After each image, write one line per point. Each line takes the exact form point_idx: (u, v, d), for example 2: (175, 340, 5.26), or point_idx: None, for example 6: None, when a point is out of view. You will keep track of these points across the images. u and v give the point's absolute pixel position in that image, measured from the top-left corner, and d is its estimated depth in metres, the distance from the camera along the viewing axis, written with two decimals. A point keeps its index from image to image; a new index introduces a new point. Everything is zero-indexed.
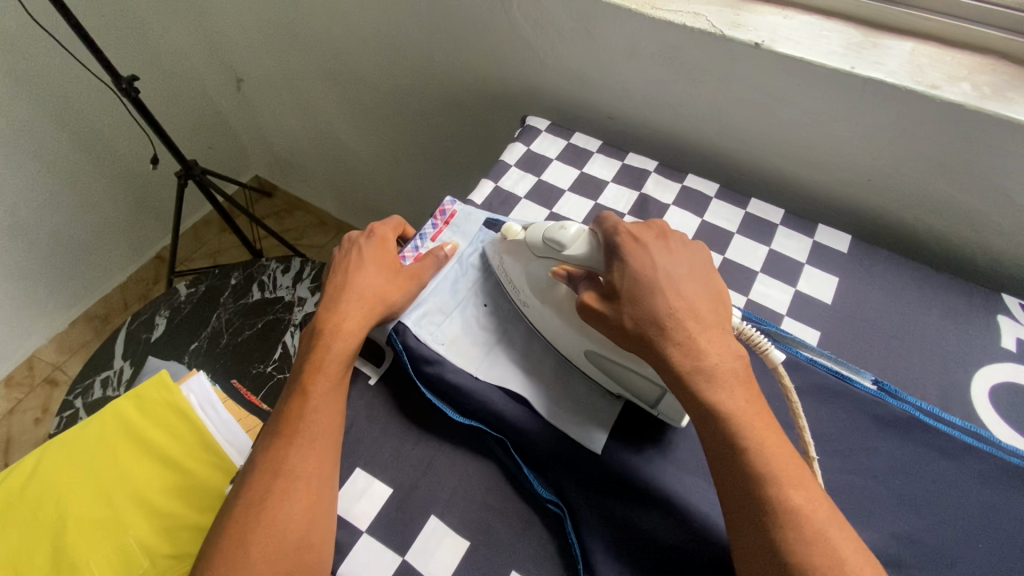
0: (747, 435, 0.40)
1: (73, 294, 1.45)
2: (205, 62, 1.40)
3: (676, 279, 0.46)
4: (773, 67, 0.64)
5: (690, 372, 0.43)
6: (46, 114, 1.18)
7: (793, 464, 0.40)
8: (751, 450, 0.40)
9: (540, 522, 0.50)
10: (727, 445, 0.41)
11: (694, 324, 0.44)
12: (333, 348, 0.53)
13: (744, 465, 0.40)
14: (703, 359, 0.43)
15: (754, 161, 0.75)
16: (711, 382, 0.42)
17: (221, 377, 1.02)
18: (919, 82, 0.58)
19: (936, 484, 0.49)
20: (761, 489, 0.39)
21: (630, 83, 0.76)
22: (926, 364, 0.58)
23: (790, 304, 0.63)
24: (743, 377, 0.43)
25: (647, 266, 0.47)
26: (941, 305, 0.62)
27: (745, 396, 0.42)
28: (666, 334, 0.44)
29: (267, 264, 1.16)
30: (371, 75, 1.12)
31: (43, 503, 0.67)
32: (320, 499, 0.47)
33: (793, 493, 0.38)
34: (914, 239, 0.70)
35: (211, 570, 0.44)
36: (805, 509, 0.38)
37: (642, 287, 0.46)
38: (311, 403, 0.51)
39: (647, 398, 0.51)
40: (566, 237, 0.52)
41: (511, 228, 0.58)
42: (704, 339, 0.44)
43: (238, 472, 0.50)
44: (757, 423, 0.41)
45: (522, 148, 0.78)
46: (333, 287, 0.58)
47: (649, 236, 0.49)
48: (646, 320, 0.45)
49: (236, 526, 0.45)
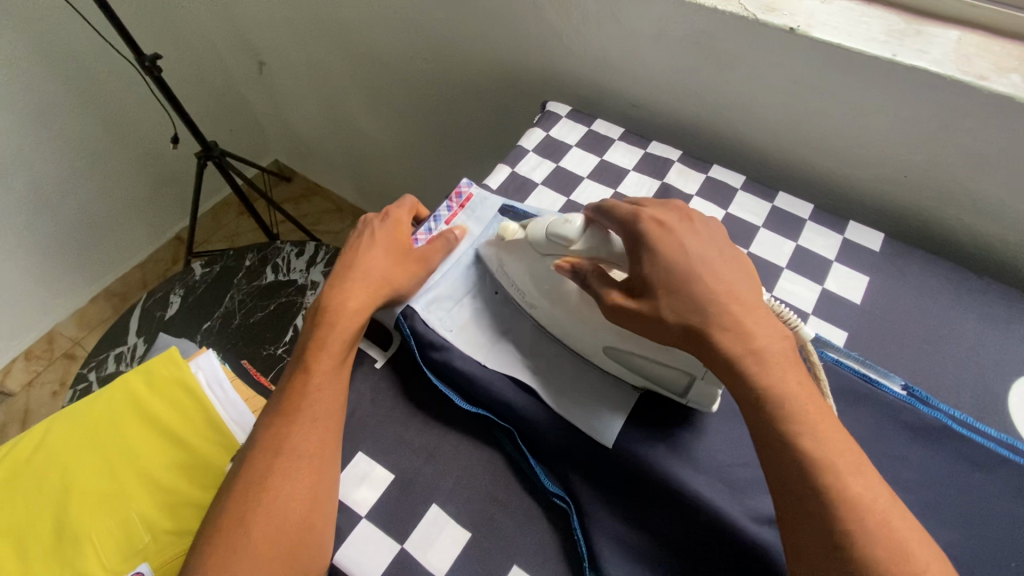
0: (803, 421, 0.38)
1: (93, 271, 1.47)
2: (227, 44, 1.41)
3: (710, 262, 0.44)
4: (807, 53, 0.61)
5: (744, 355, 0.40)
6: (70, 91, 1.19)
7: (850, 451, 0.38)
8: (808, 438, 0.38)
9: (545, 516, 0.48)
10: (781, 433, 0.38)
11: (738, 307, 0.42)
12: (337, 327, 0.52)
13: (803, 454, 0.37)
14: (753, 341, 0.41)
15: (783, 153, 0.72)
16: (763, 366, 0.40)
17: (231, 358, 1.02)
18: (965, 72, 0.55)
19: (967, 497, 0.46)
20: (822, 478, 0.36)
21: (655, 69, 0.73)
22: (961, 370, 0.55)
23: (816, 303, 0.60)
24: (792, 360, 0.41)
25: (680, 252, 0.44)
26: (979, 309, 0.58)
27: (796, 378, 0.40)
28: (711, 319, 0.42)
29: (282, 247, 1.15)
30: (392, 59, 1.10)
31: (47, 474, 0.68)
32: (322, 479, 0.46)
33: (854, 482, 0.36)
34: (951, 239, 0.66)
35: (211, 547, 0.43)
36: (866, 497, 0.36)
37: (679, 269, 0.43)
38: (313, 381, 0.50)
39: (676, 389, 0.49)
40: (572, 231, 0.50)
41: (507, 227, 0.56)
42: (751, 322, 0.42)
43: (241, 449, 0.49)
44: (812, 408, 0.39)
45: (541, 133, 0.76)
46: (341, 268, 0.57)
47: (675, 218, 0.47)
48: (691, 304, 0.42)
49: (237, 503, 0.45)
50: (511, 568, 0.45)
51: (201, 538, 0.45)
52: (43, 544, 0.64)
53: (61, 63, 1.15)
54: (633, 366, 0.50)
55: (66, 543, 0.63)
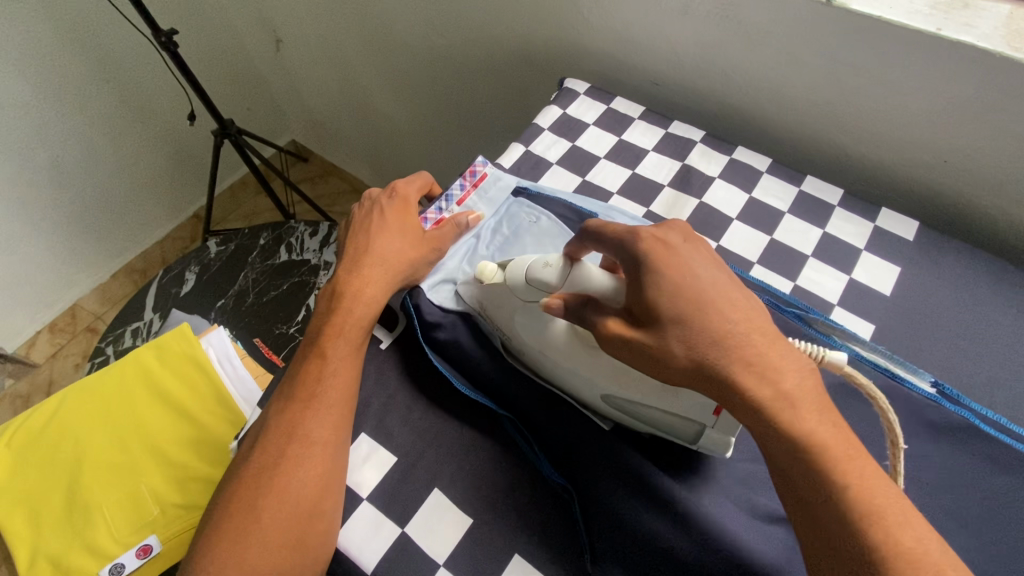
0: (843, 468, 0.34)
1: (115, 247, 1.48)
2: (244, 20, 1.39)
3: (716, 287, 0.39)
4: (843, 26, 0.57)
5: (773, 399, 0.36)
6: (89, 67, 1.19)
7: (893, 498, 0.34)
8: (852, 489, 0.33)
9: (546, 506, 0.46)
10: (819, 482, 0.34)
11: (761, 338, 0.38)
12: (354, 313, 0.51)
13: (844, 508, 0.33)
14: (781, 379, 0.36)
15: (812, 134, 0.68)
16: (796, 408, 0.35)
17: (243, 336, 1.02)
18: (1016, 48, 0.50)
19: (997, 502, 0.44)
20: (871, 534, 0.32)
21: (679, 44, 0.70)
22: (997, 368, 0.51)
23: (842, 293, 0.57)
24: (823, 399, 0.37)
25: (687, 275, 0.39)
26: (1018, 304, 0.55)
27: (828, 420, 0.36)
28: (732, 354, 0.37)
29: (296, 226, 1.14)
30: (408, 34, 1.08)
31: (61, 445, 0.69)
32: (335, 467, 0.45)
33: (901, 534, 0.32)
34: (991, 229, 0.62)
35: (221, 531, 0.43)
36: (921, 552, 0.32)
37: (689, 299, 0.38)
38: (329, 366, 0.49)
39: (685, 436, 0.46)
40: (551, 273, 0.47)
41: (483, 268, 0.51)
42: (773, 354, 0.37)
43: (251, 430, 0.49)
44: (851, 454, 0.35)
45: (557, 111, 0.73)
46: (355, 250, 0.56)
47: (678, 238, 0.42)
48: (701, 339, 0.37)
49: (248, 489, 0.44)
50: (512, 557, 0.44)
51: (210, 519, 0.45)
52: (55, 513, 0.65)
53: (80, 38, 1.15)
54: (635, 413, 0.47)
55: (77, 513, 0.64)
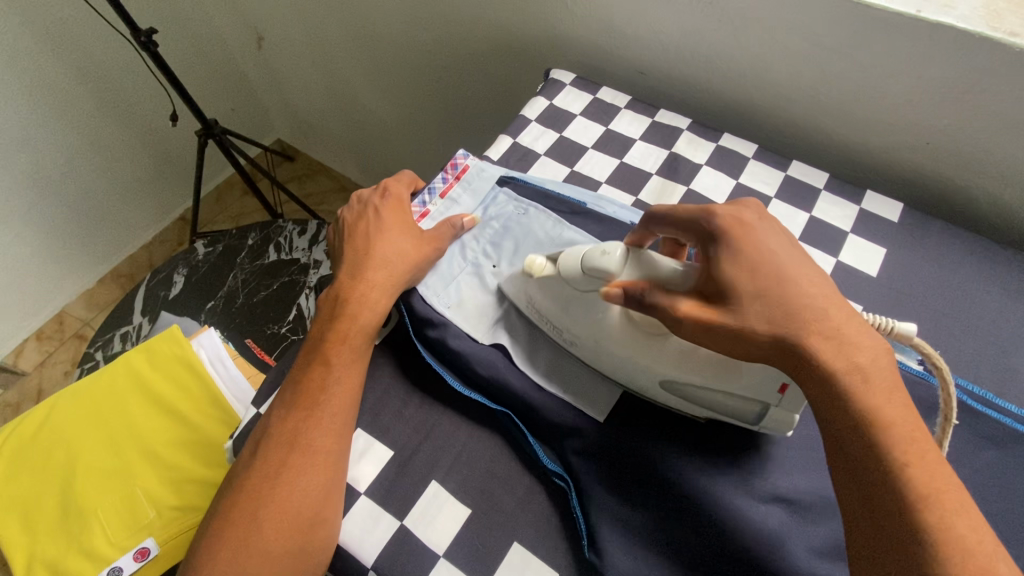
0: (908, 450, 0.34)
1: (100, 252, 1.46)
2: (226, 17, 1.37)
3: (798, 269, 0.40)
4: (826, 11, 0.57)
5: (846, 371, 0.37)
6: (68, 69, 1.17)
7: (956, 487, 0.33)
8: (912, 466, 0.33)
9: (545, 495, 0.47)
10: (879, 457, 0.34)
11: (835, 317, 0.38)
12: (358, 319, 0.51)
13: (902, 482, 0.33)
14: (848, 358, 0.37)
15: (797, 119, 0.68)
16: (867, 383, 0.36)
17: (235, 337, 1.01)
18: (995, 28, 0.51)
19: (983, 473, 0.45)
20: (929, 511, 0.32)
21: (664, 32, 0.70)
22: (982, 345, 0.52)
23: (830, 276, 0.58)
24: (892, 379, 0.37)
25: (769, 250, 0.40)
26: (1000, 281, 0.56)
27: (897, 404, 0.36)
28: (806, 326, 0.38)
29: (284, 226, 1.14)
30: (393, 30, 1.07)
31: (54, 452, 0.68)
32: (336, 474, 0.45)
33: (958, 520, 0.32)
34: (972, 209, 0.63)
35: (222, 540, 0.43)
36: (971, 538, 0.31)
37: (767, 274, 0.39)
38: (332, 374, 0.48)
39: (746, 417, 0.45)
40: (611, 260, 0.46)
41: (534, 261, 0.51)
42: (846, 338, 0.38)
43: (252, 436, 0.48)
44: (915, 435, 0.35)
45: (543, 103, 0.73)
46: (354, 252, 0.55)
47: (754, 216, 0.42)
48: (777, 312, 0.38)
49: (250, 497, 0.44)
50: (511, 545, 0.45)
51: (211, 527, 0.45)
52: (50, 520, 0.65)
53: (57, 38, 1.13)
54: (692, 398, 0.46)
55: (72, 520, 0.64)
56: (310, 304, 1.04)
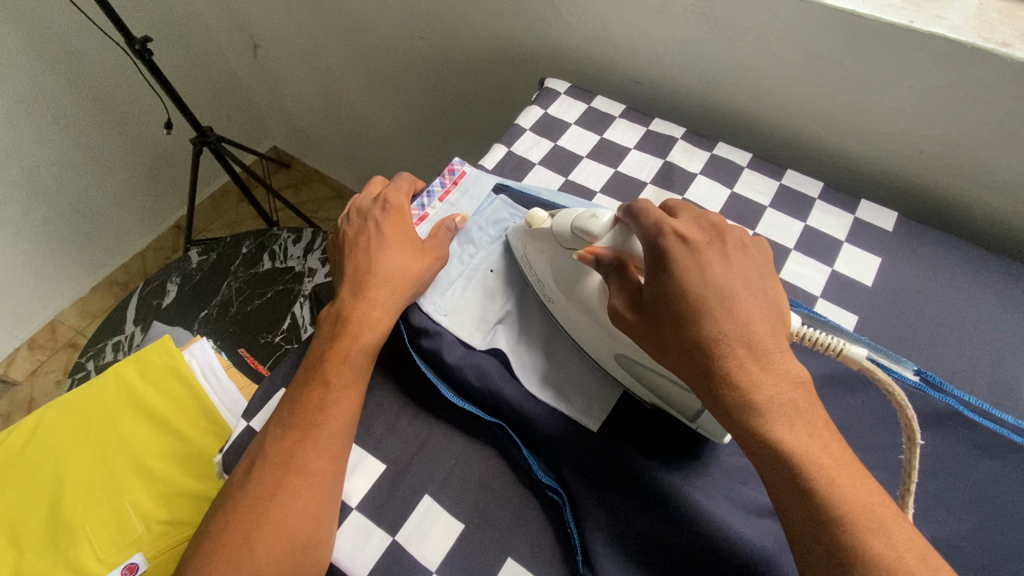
0: (816, 477, 0.34)
1: (93, 260, 1.45)
2: (221, 25, 1.37)
3: (725, 293, 0.40)
4: (820, 22, 0.57)
5: (744, 405, 0.37)
6: (62, 76, 1.17)
7: (877, 505, 0.34)
8: (819, 493, 0.34)
9: (539, 510, 0.46)
10: (789, 485, 0.35)
11: (748, 351, 0.38)
12: (360, 339, 0.49)
13: (815, 509, 0.34)
14: (757, 391, 0.37)
15: (791, 128, 0.68)
16: (765, 416, 0.36)
17: (228, 346, 1.01)
18: (987, 39, 0.51)
19: (980, 484, 0.44)
20: (838, 536, 0.33)
21: (658, 42, 0.70)
22: (978, 355, 0.52)
23: (825, 285, 0.58)
24: (806, 407, 0.37)
25: (692, 277, 0.40)
26: (996, 290, 0.56)
27: (806, 430, 0.36)
28: (714, 357, 0.38)
29: (279, 234, 1.13)
30: (389, 39, 1.07)
31: (42, 466, 0.67)
32: (331, 495, 0.44)
33: (872, 541, 0.32)
34: (967, 218, 0.63)
35: (210, 566, 0.41)
36: (887, 559, 0.32)
37: (682, 306, 0.40)
38: (331, 395, 0.46)
39: (685, 411, 0.46)
40: (598, 225, 0.48)
41: (535, 213, 0.53)
42: (757, 368, 0.37)
43: (244, 456, 0.46)
44: (824, 462, 0.35)
45: (538, 111, 0.73)
46: (355, 269, 0.52)
47: (699, 241, 0.42)
48: (690, 341, 0.39)
49: (241, 520, 0.42)
50: (505, 561, 0.44)
51: (198, 550, 0.42)
52: (37, 536, 0.63)
53: (51, 46, 1.13)
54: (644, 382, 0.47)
55: (59, 535, 0.63)
56: (304, 313, 1.03)
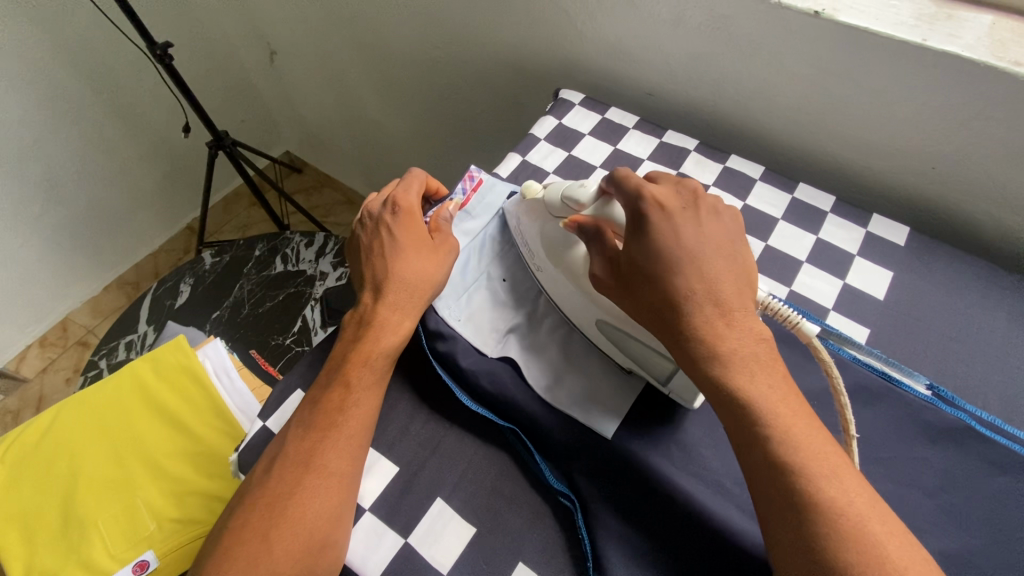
0: (773, 424, 0.37)
1: (107, 260, 1.47)
2: (238, 32, 1.39)
3: (701, 253, 0.42)
4: (833, 37, 0.58)
5: (708, 357, 0.40)
6: (83, 82, 1.19)
7: (830, 453, 0.36)
8: (777, 439, 0.37)
9: (550, 516, 0.46)
10: (750, 432, 0.38)
11: (715, 309, 0.41)
12: (380, 342, 0.49)
13: (772, 455, 0.36)
14: (720, 343, 0.40)
15: (804, 142, 0.69)
16: (727, 368, 0.39)
17: (240, 347, 1.02)
18: (1000, 58, 0.52)
19: (993, 500, 0.44)
20: (794, 480, 0.35)
21: (672, 55, 0.71)
22: (990, 371, 0.52)
23: (836, 298, 0.58)
24: (765, 361, 0.40)
25: (668, 240, 0.42)
26: (1009, 307, 0.56)
27: (767, 381, 0.39)
28: (687, 314, 0.41)
29: (292, 237, 1.14)
30: (405, 48, 1.08)
31: (57, 462, 0.68)
32: (349, 494, 0.44)
33: (826, 486, 0.35)
34: (978, 233, 0.64)
35: (228, 562, 0.41)
36: (837, 502, 0.34)
37: (660, 266, 0.42)
38: (353, 396, 0.47)
39: (658, 375, 0.48)
40: (583, 195, 0.50)
41: (529, 185, 0.56)
42: (722, 325, 0.40)
43: (265, 454, 0.47)
44: (780, 410, 0.38)
45: (553, 121, 0.75)
46: (375, 277, 0.53)
47: (678, 205, 0.44)
48: (661, 298, 0.42)
49: (260, 517, 0.42)
50: (515, 566, 0.44)
51: (215, 549, 0.43)
52: (50, 531, 0.64)
53: (74, 52, 1.15)
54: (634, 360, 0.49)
55: (72, 530, 0.63)
56: (316, 316, 1.04)
